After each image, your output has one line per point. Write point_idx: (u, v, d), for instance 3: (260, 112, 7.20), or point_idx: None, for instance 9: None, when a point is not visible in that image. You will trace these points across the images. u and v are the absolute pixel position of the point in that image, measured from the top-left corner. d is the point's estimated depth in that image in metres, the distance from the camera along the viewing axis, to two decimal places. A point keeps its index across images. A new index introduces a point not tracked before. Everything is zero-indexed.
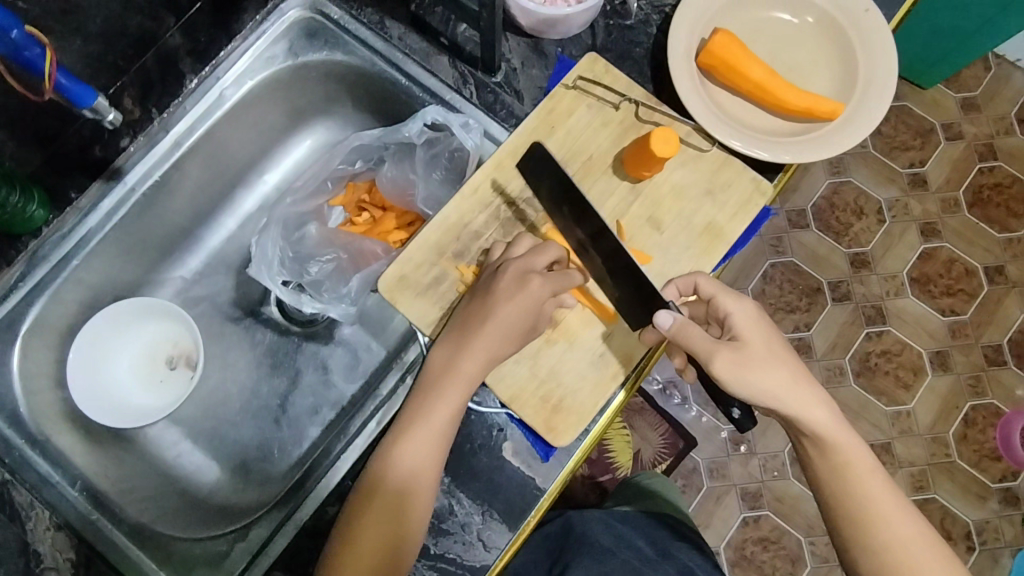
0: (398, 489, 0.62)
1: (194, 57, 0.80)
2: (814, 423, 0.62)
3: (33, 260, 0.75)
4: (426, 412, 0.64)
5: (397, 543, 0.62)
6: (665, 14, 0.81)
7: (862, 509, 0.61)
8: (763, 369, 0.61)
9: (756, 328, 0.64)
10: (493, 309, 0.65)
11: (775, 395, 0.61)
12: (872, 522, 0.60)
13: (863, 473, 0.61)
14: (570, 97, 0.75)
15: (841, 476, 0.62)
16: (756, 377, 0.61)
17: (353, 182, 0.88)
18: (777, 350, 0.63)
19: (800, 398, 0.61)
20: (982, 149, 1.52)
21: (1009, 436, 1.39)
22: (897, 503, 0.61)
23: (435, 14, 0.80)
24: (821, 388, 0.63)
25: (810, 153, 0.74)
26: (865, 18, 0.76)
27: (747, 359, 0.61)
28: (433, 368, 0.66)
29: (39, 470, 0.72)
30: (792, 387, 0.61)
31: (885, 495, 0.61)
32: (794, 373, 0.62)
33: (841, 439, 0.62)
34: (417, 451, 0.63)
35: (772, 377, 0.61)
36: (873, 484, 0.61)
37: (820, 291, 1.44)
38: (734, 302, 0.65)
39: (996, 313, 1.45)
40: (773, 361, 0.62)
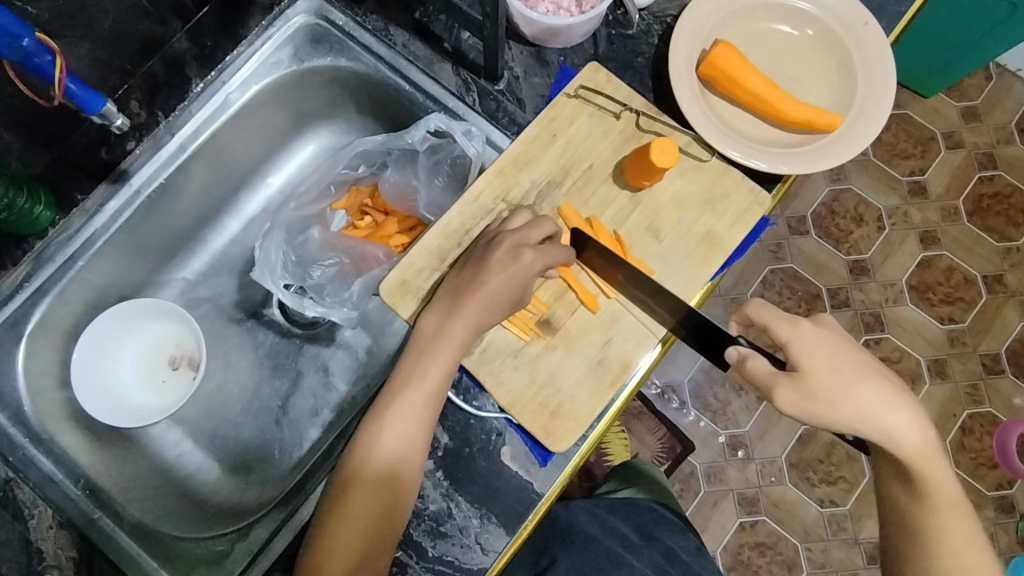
0: (389, 451, 0.64)
1: (200, 61, 0.80)
2: (912, 448, 0.61)
3: (39, 261, 0.75)
4: (416, 376, 0.66)
5: (385, 508, 0.63)
6: (666, 24, 0.81)
7: (943, 537, 0.61)
8: (855, 391, 0.60)
9: (823, 356, 0.61)
10: (480, 275, 0.67)
11: (868, 419, 0.60)
12: (952, 549, 0.61)
13: (949, 501, 0.62)
14: (571, 106, 0.76)
15: (929, 501, 0.62)
16: (847, 401, 0.60)
17: (356, 186, 0.89)
18: (863, 369, 0.62)
19: (897, 421, 0.61)
20: (982, 158, 1.53)
21: (1006, 444, 1.39)
22: (973, 530, 0.62)
23: (439, 22, 0.81)
24: (918, 412, 0.62)
25: (809, 164, 0.75)
26: (863, 30, 0.77)
27: (832, 384, 0.60)
28: (422, 335, 0.68)
29: (42, 468, 0.73)
30: (865, 417, 0.60)
31: (967, 524, 0.62)
32: (887, 394, 0.61)
33: (926, 467, 0.61)
34: (408, 415, 0.65)
35: (865, 399, 0.60)
36: (958, 513, 0.62)
37: (819, 297, 1.45)
38: (813, 326, 0.62)
39: (994, 322, 1.46)
40: (863, 380, 0.61)
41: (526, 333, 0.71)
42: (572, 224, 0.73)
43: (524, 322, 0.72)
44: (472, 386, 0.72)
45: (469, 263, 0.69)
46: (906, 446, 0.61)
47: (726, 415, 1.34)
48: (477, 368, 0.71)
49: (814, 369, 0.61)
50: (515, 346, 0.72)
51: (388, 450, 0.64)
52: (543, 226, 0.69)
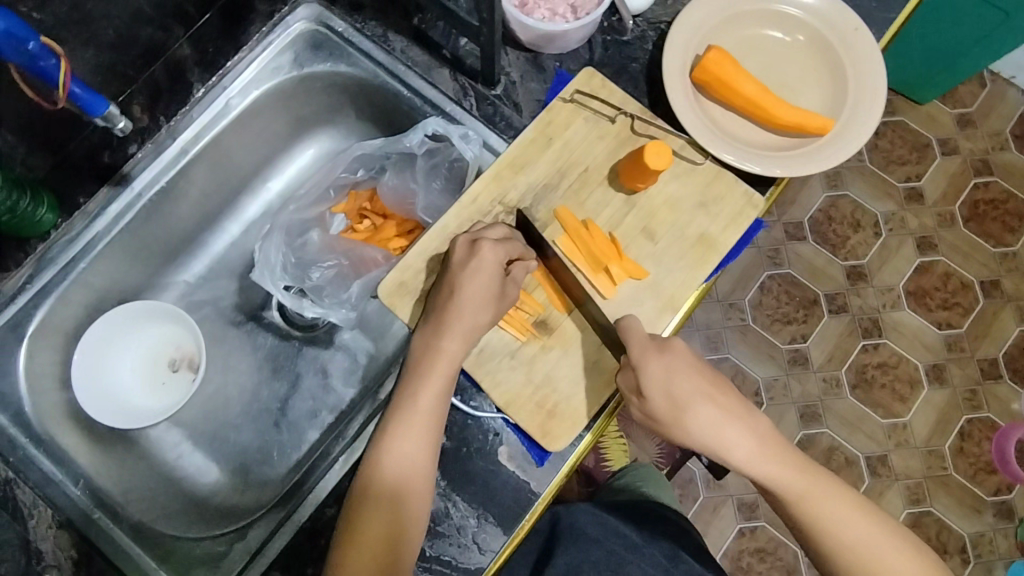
0: (393, 468, 0.64)
1: (203, 67, 0.82)
2: (749, 458, 0.67)
3: (40, 263, 0.77)
4: (411, 394, 0.67)
5: (398, 523, 0.63)
6: (661, 31, 0.83)
7: (820, 524, 0.65)
8: (690, 414, 0.67)
9: (665, 382, 0.66)
10: (465, 277, 0.68)
11: (705, 437, 0.67)
12: (832, 533, 0.64)
13: (810, 488, 0.66)
14: (567, 110, 0.77)
15: (790, 498, 0.66)
16: (685, 424, 0.67)
17: (355, 190, 0.90)
18: (699, 389, 0.68)
19: (730, 433, 0.67)
20: (978, 164, 1.54)
21: (1005, 452, 1.40)
22: (847, 505, 0.66)
23: (437, 28, 0.82)
24: (749, 421, 0.68)
25: (801, 166, 0.76)
26: (854, 36, 0.78)
27: (669, 408, 0.67)
28: (414, 357, 0.69)
29: (42, 468, 0.73)
30: (703, 433, 0.67)
31: (840, 504, 0.65)
32: (722, 408, 0.68)
33: (766, 472, 0.67)
34: (410, 430, 0.65)
35: (701, 418, 0.67)
36: (821, 498, 0.65)
37: (816, 302, 1.46)
38: (657, 357, 0.66)
39: (992, 326, 1.47)
40: (699, 402, 0.67)
41: (522, 333, 0.72)
42: (569, 224, 0.74)
43: (519, 322, 0.72)
44: (469, 386, 0.73)
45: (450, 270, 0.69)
46: (745, 456, 0.67)
47: None
48: (474, 368, 0.72)
49: (653, 399, 0.67)
50: (512, 347, 0.72)
51: (393, 466, 0.64)
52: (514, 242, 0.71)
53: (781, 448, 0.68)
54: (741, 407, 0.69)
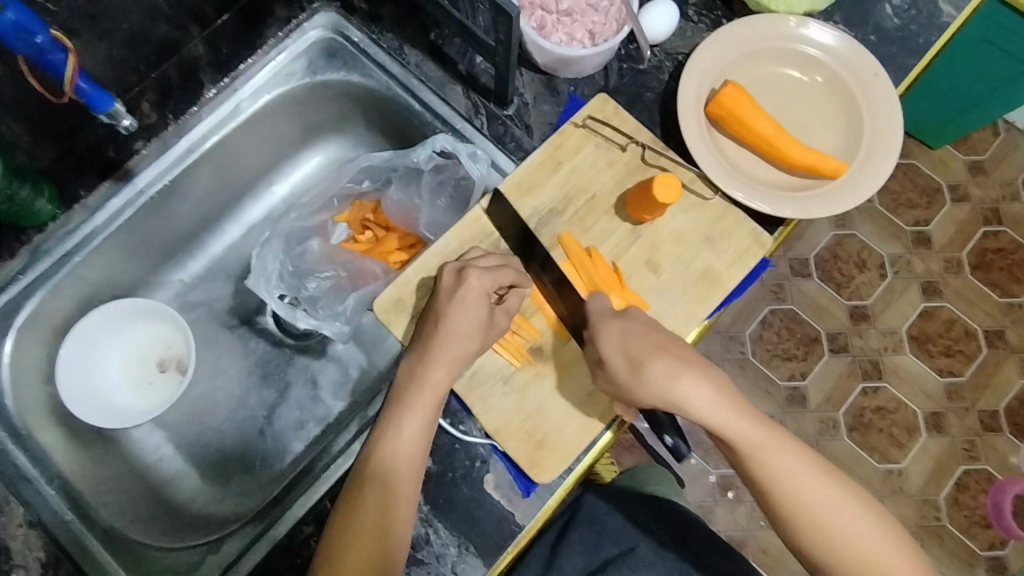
0: (373, 503, 0.62)
1: (215, 67, 0.81)
2: (711, 410, 0.62)
3: (35, 254, 0.75)
4: (394, 425, 0.65)
5: (380, 556, 0.60)
6: (678, 62, 0.82)
7: (777, 481, 0.60)
8: (647, 367, 0.63)
9: (621, 341, 0.64)
10: (461, 300, 0.67)
11: (664, 388, 0.62)
12: (791, 490, 0.60)
13: (770, 443, 0.61)
14: (578, 135, 0.76)
15: (749, 454, 0.61)
16: (641, 377, 0.63)
17: (359, 201, 0.89)
18: (654, 343, 0.64)
19: (691, 385, 0.62)
20: (987, 213, 1.53)
21: (1000, 504, 1.38)
22: (805, 462, 0.61)
23: (453, 44, 0.81)
24: (708, 373, 0.63)
25: (813, 209, 0.74)
26: (873, 80, 0.78)
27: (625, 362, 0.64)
28: (402, 384, 0.67)
29: (18, 465, 0.71)
30: (662, 382, 0.62)
31: (799, 461, 0.61)
32: (680, 361, 0.63)
33: (726, 423, 0.61)
34: (393, 462, 0.63)
35: (659, 368, 0.63)
36: (779, 452, 0.61)
37: (818, 341, 1.44)
38: (614, 320, 0.66)
39: (993, 377, 1.45)
40: (654, 355, 0.63)
41: (518, 359, 0.70)
42: (572, 250, 0.73)
43: (516, 348, 0.71)
44: (460, 410, 0.72)
45: (439, 294, 0.68)
46: (706, 411, 0.62)
47: (717, 453, 1.33)
48: (466, 392, 0.70)
49: (610, 359, 0.64)
50: (506, 372, 0.70)
51: (374, 500, 0.62)
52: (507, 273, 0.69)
53: (742, 401, 0.63)
54: (701, 361, 0.64)
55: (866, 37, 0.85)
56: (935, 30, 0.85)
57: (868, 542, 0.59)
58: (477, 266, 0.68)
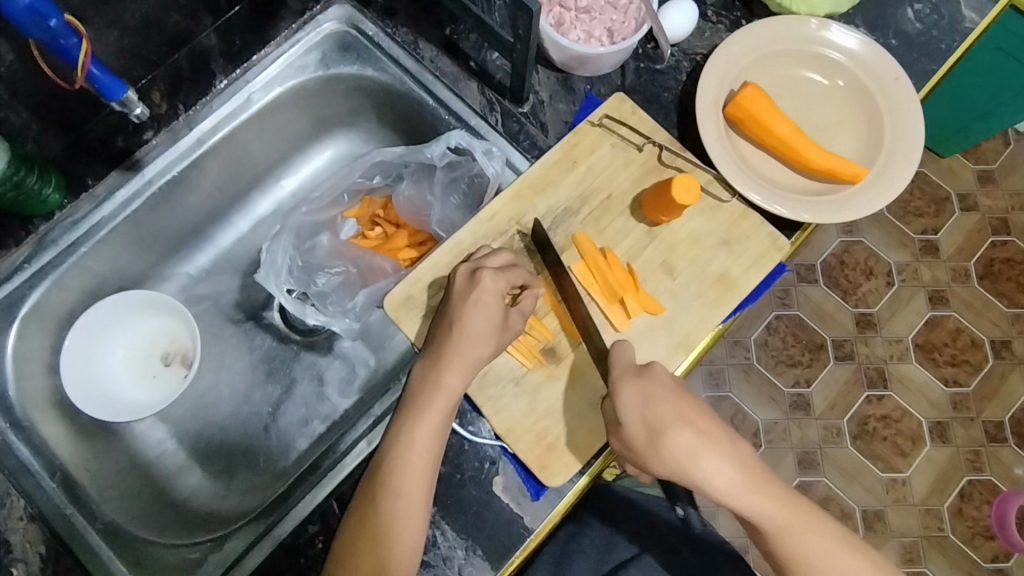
0: (383, 505, 0.61)
1: (227, 58, 0.80)
2: (734, 489, 0.60)
3: (41, 244, 0.74)
4: (407, 430, 0.63)
5: (390, 555, 0.60)
6: (696, 62, 0.81)
7: (795, 556, 0.60)
8: (669, 441, 0.60)
9: (641, 410, 0.62)
10: (475, 305, 0.65)
11: (684, 467, 0.60)
12: (811, 565, 0.60)
13: (792, 521, 0.60)
14: (594, 134, 0.75)
15: (770, 530, 0.60)
16: (661, 449, 0.60)
17: (370, 196, 0.88)
18: (675, 414, 0.61)
19: (715, 464, 0.60)
20: (996, 223, 1.52)
21: (1005, 515, 1.36)
22: (823, 533, 0.61)
23: (469, 40, 0.80)
24: (730, 446, 0.61)
25: (831, 214, 0.73)
26: (894, 86, 0.77)
27: (645, 435, 0.61)
28: (415, 387, 0.66)
29: (19, 457, 0.70)
30: (686, 461, 0.60)
31: (817, 533, 0.61)
32: (703, 433, 0.61)
33: (748, 502, 0.60)
34: (405, 468, 0.62)
35: (681, 445, 0.60)
36: (798, 528, 0.60)
37: (823, 347, 1.43)
38: (634, 380, 0.63)
39: (999, 388, 1.43)
40: (677, 427, 0.61)
41: (529, 360, 0.69)
42: (587, 250, 0.72)
43: (528, 349, 0.70)
44: (469, 410, 0.71)
45: (453, 296, 0.67)
46: (729, 489, 0.60)
47: None
48: (476, 392, 0.69)
49: (629, 424, 0.62)
50: (517, 373, 0.69)
51: (385, 505, 0.61)
52: (519, 274, 0.68)
53: (765, 476, 0.61)
54: (724, 434, 0.62)
55: (887, 41, 0.84)
56: (956, 36, 0.84)
57: None
58: (491, 266, 0.67)
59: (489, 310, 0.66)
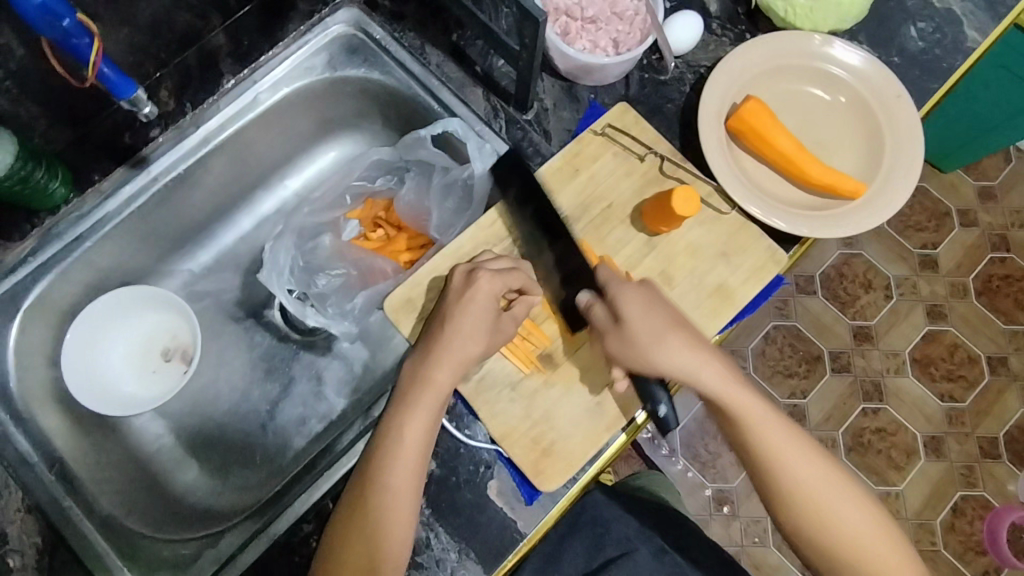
0: (372, 499, 0.61)
1: (235, 58, 0.81)
2: (722, 386, 0.64)
3: (46, 238, 0.75)
4: (398, 426, 0.64)
5: (377, 551, 0.60)
6: (699, 74, 0.82)
7: (774, 461, 0.63)
8: (665, 338, 0.64)
9: (640, 313, 0.65)
10: (466, 305, 0.67)
11: (679, 361, 0.64)
12: (788, 469, 0.63)
13: (774, 426, 0.64)
14: (596, 142, 0.76)
15: (752, 430, 0.64)
16: (658, 345, 0.64)
17: (372, 198, 0.88)
18: (669, 319, 0.66)
19: (702, 359, 0.64)
20: (995, 239, 1.52)
21: (996, 533, 1.36)
22: (802, 444, 0.64)
23: (475, 46, 0.81)
24: (718, 350, 0.66)
25: (830, 229, 0.74)
26: (895, 103, 0.78)
27: (646, 335, 0.64)
28: (405, 383, 0.67)
29: (18, 448, 0.71)
30: (679, 354, 0.64)
31: (796, 442, 0.64)
32: (694, 335, 0.66)
33: (733, 399, 0.64)
34: (396, 464, 0.62)
35: (677, 343, 0.64)
36: (782, 433, 0.63)
37: (819, 359, 1.44)
38: (633, 287, 0.67)
39: (995, 404, 1.44)
40: (674, 329, 0.65)
41: (527, 366, 0.70)
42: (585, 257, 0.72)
43: (525, 354, 0.70)
44: (466, 414, 0.71)
45: (448, 294, 0.68)
46: (714, 384, 0.64)
47: (714, 467, 1.33)
48: (472, 396, 0.69)
49: (631, 322, 0.65)
50: (514, 379, 0.70)
51: (376, 502, 0.61)
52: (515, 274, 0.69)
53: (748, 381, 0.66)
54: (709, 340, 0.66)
55: (889, 58, 0.84)
56: (958, 54, 0.85)
57: (854, 528, 0.63)
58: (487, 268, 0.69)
59: (481, 309, 0.67)
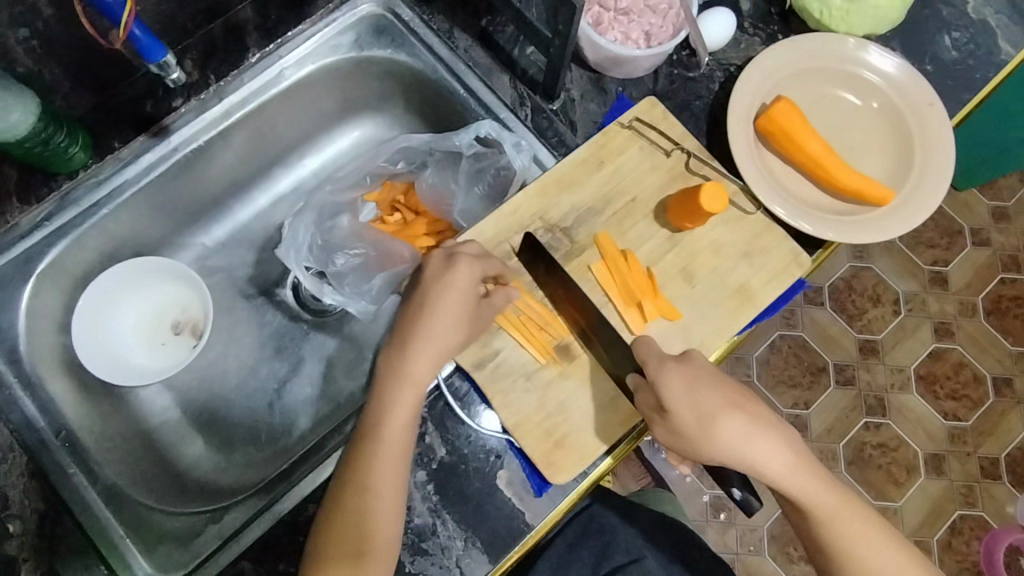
0: (353, 495, 0.60)
1: (262, 32, 0.80)
2: (785, 473, 0.61)
3: (63, 202, 0.74)
4: (377, 415, 0.63)
5: (364, 545, 0.58)
6: (729, 73, 0.81)
7: (842, 548, 0.61)
8: (721, 426, 0.61)
9: (691, 400, 0.61)
10: (440, 298, 0.65)
11: (738, 451, 0.61)
12: (856, 558, 0.61)
13: (841, 511, 0.62)
14: (623, 135, 0.75)
15: (817, 516, 0.62)
16: (711, 434, 0.61)
17: (391, 181, 0.88)
18: (722, 399, 0.62)
19: (764, 447, 0.61)
20: (1007, 259, 1.51)
21: (993, 553, 1.35)
22: (870, 528, 0.62)
23: (505, 33, 0.81)
24: (781, 432, 0.62)
25: (859, 235, 0.73)
26: (927, 110, 0.77)
27: (696, 425, 0.61)
28: (381, 373, 0.65)
29: (25, 412, 0.70)
30: (739, 442, 0.61)
31: (863, 528, 0.61)
32: (754, 418, 0.62)
33: (798, 485, 0.61)
34: (376, 454, 0.61)
35: (733, 430, 0.61)
36: (848, 521, 0.61)
37: (825, 371, 1.43)
38: (676, 367, 0.63)
39: (998, 425, 1.43)
40: (727, 413, 0.61)
41: (543, 355, 0.69)
42: (612, 251, 0.71)
43: (541, 344, 0.69)
44: (478, 401, 0.70)
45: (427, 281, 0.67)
46: (778, 470, 0.61)
47: (713, 474, 1.32)
48: (486, 384, 0.69)
49: (679, 412, 0.61)
50: (529, 368, 0.69)
51: (358, 501, 0.59)
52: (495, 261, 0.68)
53: (814, 463, 0.62)
54: (773, 418, 0.63)
55: (922, 66, 0.83)
56: (991, 67, 0.84)
57: None
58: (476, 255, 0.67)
59: (458, 297, 0.66)
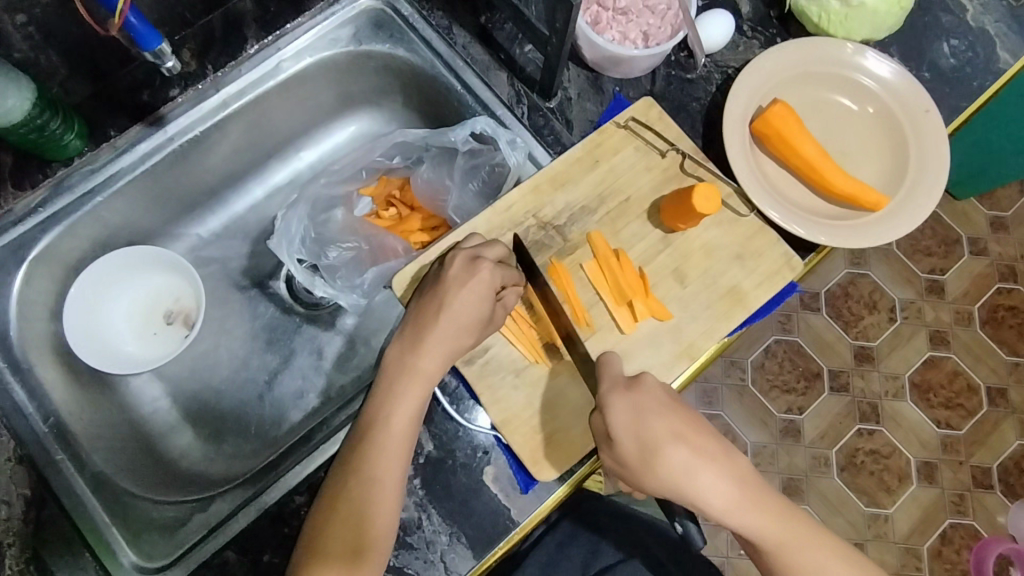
0: (354, 488, 0.61)
1: (260, 24, 0.80)
2: (732, 508, 0.58)
3: (57, 188, 0.74)
4: (385, 411, 0.64)
5: (359, 539, 0.59)
6: (727, 75, 0.81)
7: None
8: (663, 457, 0.58)
9: (635, 430, 0.59)
10: (451, 299, 0.65)
11: (678, 483, 0.58)
12: None
13: (792, 542, 0.59)
14: (618, 136, 0.75)
15: (768, 548, 0.59)
16: (653, 465, 0.58)
17: (387, 176, 0.88)
18: (665, 429, 0.59)
19: (709, 480, 0.58)
20: (1004, 269, 1.52)
21: (983, 560, 1.35)
22: (824, 556, 0.60)
23: (503, 30, 0.80)
24: (723, 462, 0.59)
25: (852, 239, 0.73)
26: (923, 117, 0.77)
27: (639, 455, 0.59)
28: (391, 366, 0.66)
29: (15, 398, 0.70)
30: (682, 475, 0.58)
31: (817, 557, 0.59)
32: (699, 449, 0.59)
33: (745, 519, 0.58)
34: (381, 451, 0.62)
35: (675, 461, 0.58)
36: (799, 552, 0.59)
37: (819, 377, 1.43)
38: (624, 394, 0.61)
39: (990, 434, 1.43)
40: (671, 442, 0.59)
41: (532, 354, 0.69)
42: (602, 249, 0.71)
43: (530, 342, 0.70)
44: (467, 397, 0.71)
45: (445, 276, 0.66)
46: (721, 504, 0.58)
47: None
48: (476, 380, 0.69)
49: (622, 444, 0.59)
50: (518, 365, 0.69)
51: (358, 493, 0.60)
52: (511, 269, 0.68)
53: (762, 494, 0.59)
54: (717, 448, 0.60)
55: (920, 73, 0.83)
56: (990, 75, 0.84)
57: None
58: (488, 255, 0.68)
59: (473, 299, 0.65)
